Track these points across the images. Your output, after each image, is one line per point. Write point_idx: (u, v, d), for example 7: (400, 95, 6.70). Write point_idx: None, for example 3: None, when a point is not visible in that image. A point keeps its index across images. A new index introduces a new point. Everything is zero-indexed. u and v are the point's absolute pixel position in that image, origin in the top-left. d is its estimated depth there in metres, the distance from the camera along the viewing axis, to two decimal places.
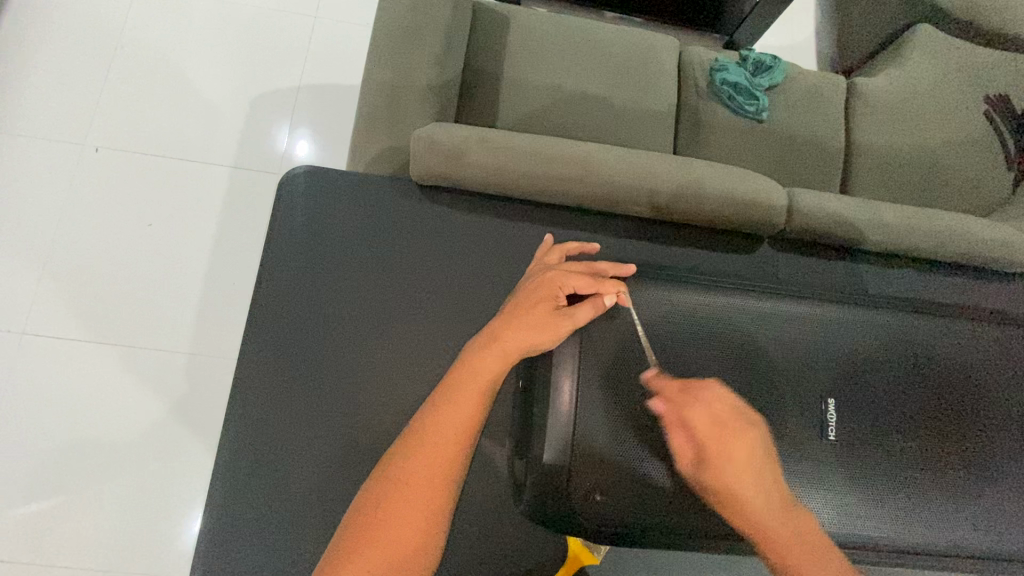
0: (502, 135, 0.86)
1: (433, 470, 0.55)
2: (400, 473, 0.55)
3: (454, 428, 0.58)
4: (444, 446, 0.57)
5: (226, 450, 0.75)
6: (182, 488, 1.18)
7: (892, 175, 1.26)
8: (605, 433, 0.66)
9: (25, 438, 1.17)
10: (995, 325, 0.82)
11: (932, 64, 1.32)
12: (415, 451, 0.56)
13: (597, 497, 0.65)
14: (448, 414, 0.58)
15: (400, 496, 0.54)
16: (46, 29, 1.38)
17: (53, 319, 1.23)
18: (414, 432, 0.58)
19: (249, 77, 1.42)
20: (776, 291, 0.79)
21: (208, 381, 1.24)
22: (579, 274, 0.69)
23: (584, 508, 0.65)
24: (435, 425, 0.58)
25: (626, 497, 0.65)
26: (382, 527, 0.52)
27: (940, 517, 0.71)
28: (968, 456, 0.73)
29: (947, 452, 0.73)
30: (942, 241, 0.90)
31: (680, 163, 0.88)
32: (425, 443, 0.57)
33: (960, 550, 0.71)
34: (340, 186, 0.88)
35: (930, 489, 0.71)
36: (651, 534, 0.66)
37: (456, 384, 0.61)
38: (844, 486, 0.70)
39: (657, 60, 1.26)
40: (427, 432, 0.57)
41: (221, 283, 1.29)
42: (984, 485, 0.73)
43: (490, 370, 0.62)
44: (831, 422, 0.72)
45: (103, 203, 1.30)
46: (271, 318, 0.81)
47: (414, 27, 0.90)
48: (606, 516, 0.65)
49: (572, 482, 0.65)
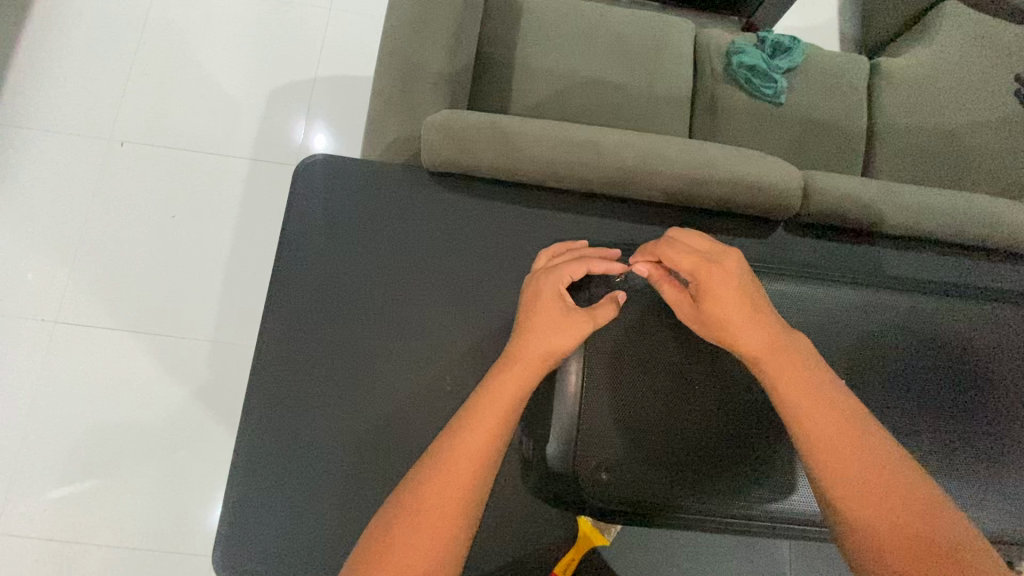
0: (513, 120, 0.85)
1: (453, 492, 0.54)
2: (421, 491, 0.54)
3: (470, 458, 0.55)
4: (458, 475, 0.54)
5: (247, 434, 0.78)
6: (205, 473, 1.22)
7: (916, 157, 1.22)
8: (612, 415, 0.69)
9: (61, 423, 1.22)
10: (1004, 306, 0.81)
11: (959, 43, 1.27)
12: (437, 468, 0.55)
13: (604, 476, 0.67)
14: (465, 440, 0.56)
15: (421, 513, 0.52)
16: (72, 28, 1.42)
17: (83, 310, 1.27)
18: (436, 451, 0.56)
19: (266, 69, 1.44)
20: (776, 270, 0.80)
21: (229, 370, 1.27)
22: (572, 262, 0.70)
23: (593, 488, 0.68)
24: (450, 451, 0.56)
25: (633, 477, 0.67)
26: (390, 555, 0.50)
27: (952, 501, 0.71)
28: (979, 440, 0.74)
29: (957, 435, 0.74)
30: (966, 221, 0.87)
31: (692, 145, 0.87)
32: (446, 463, 0.55)
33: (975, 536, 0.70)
34: (354, 175, 0.89)
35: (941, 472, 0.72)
36: (656, 515, 0.68)
37: (474, 410, 0.59)
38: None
39: (672, 44, 1.24)
40: (443, 460, 0.55)
41: (239, 276, 1.32)
42: (996, 469, 0.73)
43: (516, 392, 0.60)
44: None
45: (128, 197, 1.34)
46: (288, 305, 0.83)
47: (425, 13, 0.90)
48: (612, 496, 0.67)
49: (579, 462, 0.68)
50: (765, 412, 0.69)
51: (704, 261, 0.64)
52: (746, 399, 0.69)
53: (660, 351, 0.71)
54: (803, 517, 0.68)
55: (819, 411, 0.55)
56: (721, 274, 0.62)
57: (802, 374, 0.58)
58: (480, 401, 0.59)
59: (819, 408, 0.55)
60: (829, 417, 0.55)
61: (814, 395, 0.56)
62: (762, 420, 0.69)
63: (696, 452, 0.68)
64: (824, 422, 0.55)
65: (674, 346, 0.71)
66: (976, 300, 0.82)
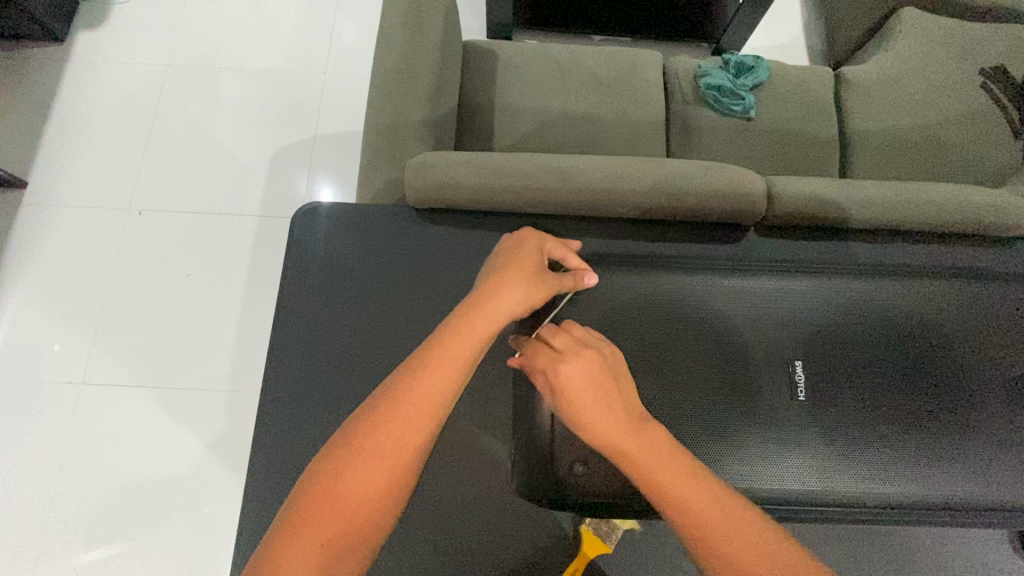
0: (485, 156, 0.92)
1: (401, 439, 0.53)
2: (355, 454, 0.52)
3: (423, 408, 0.54)
4: (412, 420, 0.54)
5: (259, 468, 0.81)
6: (222, 521, 1.25)
7: (889, 157, 1.27)
8: None
9: (86, 480, 1.27)
10: (976, 284, 0.83)
11: (918, 46, 1.33)
12: (391, 411, 0.54)
13: (581, 468, 0.74)
14: (425, 385, 0.55)
15: (356, 472, 0.52)
16: (92, 111, 1.55)
17: (107, 369, 1.34)
18: (352, 437, 0.53)
19: (270, 133, 1.55)
20: (739, 266, 0.84)
21: (242, 417, 1.32)
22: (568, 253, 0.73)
23: (572, 482, 0.75)
24: (407, 395, 0.55)
25: (608, 467, 0.74)
26: (335, 494, 0.51)
27: (939, 478, 0.73)
28: (958, 414, 0.76)
29: (931, 411, 0.76)
30: (931, 211, 0.90)
31: (656, 163, 0.92)
32: (366, 449, 0.52)
33: (959, 507, 0.73)
34: (348, 219, 0.96)
35: (926, 447, 0.75)
36: (638, 500, 0.74)
37: (433, 355, 0.57)
38: (826, 445, 0.74)
39: (642, 74, 1.32)
40: (395, 405, 0.54)
41: (249, 326, 1.39)
42: (980, 440, 0.75)
43: (458, 366, 0.57)
44: (801, 384, 0.77)
45: (145, 260, 1.43)
46: (292, 344, 0.88)
47: (405, 66, 0.97)
48: (590, 486, 0.74)
49: (559, 459, 0.75)
50: (729, 396, 0.76)
51: (561, 348, 0.61)
52: (709, 386, 0.77)
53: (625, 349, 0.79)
54: (778, 495, 0.72)
55: (697, 507, 0.54)
56: (571, 372, 0.59)
57: (664, 468, 0.56)
58: (405, 387, 0.55)
59: (699, 502, 0.54)
60: (708, 507, 0.54)
61: (688, 487, 0.55)
62: (725, 406, 0.76)
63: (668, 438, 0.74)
64: (706, 515, 0.53)
65: (638, 346, 0.79)
66: (944, 276, 0.84)
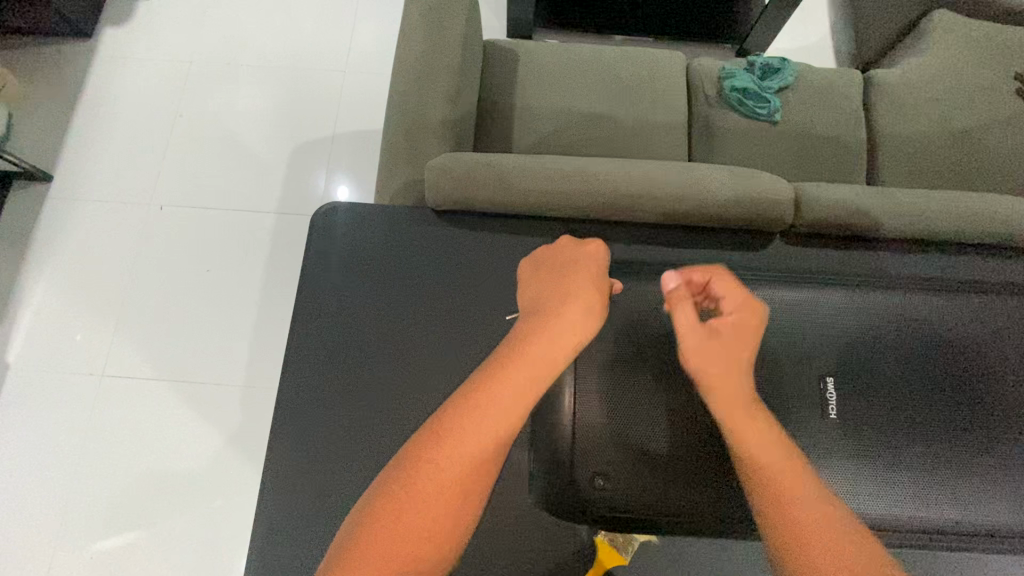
0: (507, 158, 0.91)
1: (458, 463, 0.57)
2: (415, 480, 0.57)
3: (483, 434, 0.58)
4: (469, 448, 0.58)
5: (274, 466, 0.82)
6: (236, 515, 1.26)
7: (919, 163, 1.23)
8: (603, 423, 0.74)
9: (104, 471, 1.29)
10: (1013, 301, 0.80)
11: (952, 49, 1.29)
12: (449, 436, 0.58)
13: (602, 482, 0.72)
14: (482, 413, 0.58)
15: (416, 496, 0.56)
16: (117, 106, 1.57)
17: (128, 362, 1.36)
18: (407, 467, 0.58)
19: (289, 130, 1.56)
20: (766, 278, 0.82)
21: (257, 412, 1.33)
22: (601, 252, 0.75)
23: (591, 496, 0.73)
24: (462, 422, 0.58)
25: (630, 482, 0.72)
26: (399, 519, 0.55)
27: (971, 501, 0.71)
28: (993, 436, 0.74)
29: (966, 433, 0.74)
30: (966, 220, 0.87)
31: (680, 167, 0.90)
32: (422, 476, 0.57)
33: (992, 532, 0.70)
34: (367, 220, 0.96)
35: (959, 469, 0.72)
36: (659, 518, 0.72)
37: (489, 383, 0.60)
38: (854, 465, 0.72)
39: (664, 75, 1.30)
40: (454, 430, 0.58)
41: (265, 322, 1.40)
42: (1016, 462, 0.73)
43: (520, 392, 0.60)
44: (831, 401, 0.74)
45: (165, 255, 1.45)
46: (309, 343, 0.88)
47: (426, 65, 0.96)
48: (610, 501, 0.72)
49: (579, 472, 0.73)
50: None
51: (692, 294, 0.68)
52: None
53: (647, 361, 0.77)
54: None
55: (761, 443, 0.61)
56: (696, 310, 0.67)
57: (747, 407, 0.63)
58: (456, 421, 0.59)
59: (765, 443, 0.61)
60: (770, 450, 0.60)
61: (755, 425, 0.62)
62: None
63: (692, 454, 0.73)
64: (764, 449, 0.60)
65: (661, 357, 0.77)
66: (980, 293, 0.81)
